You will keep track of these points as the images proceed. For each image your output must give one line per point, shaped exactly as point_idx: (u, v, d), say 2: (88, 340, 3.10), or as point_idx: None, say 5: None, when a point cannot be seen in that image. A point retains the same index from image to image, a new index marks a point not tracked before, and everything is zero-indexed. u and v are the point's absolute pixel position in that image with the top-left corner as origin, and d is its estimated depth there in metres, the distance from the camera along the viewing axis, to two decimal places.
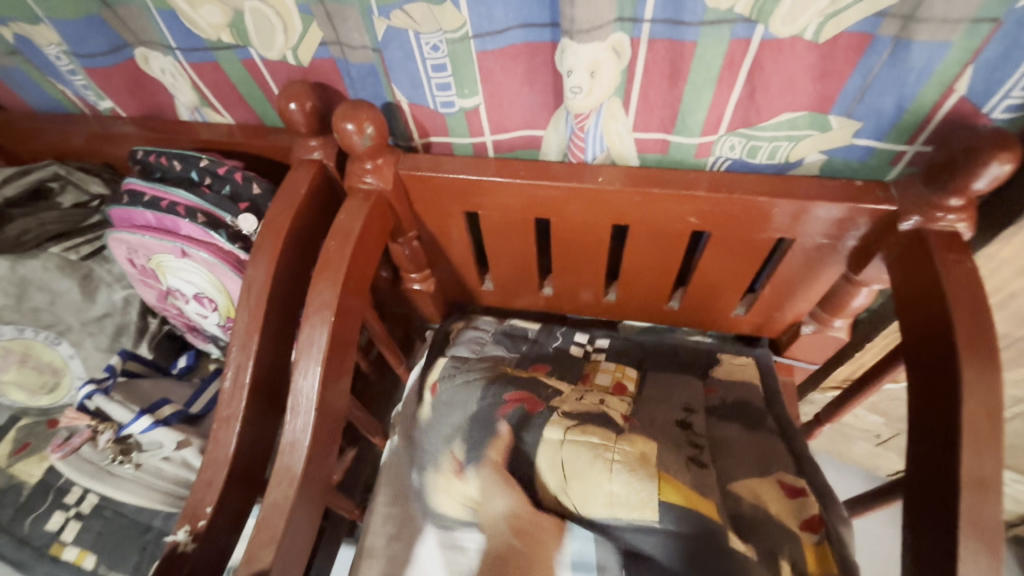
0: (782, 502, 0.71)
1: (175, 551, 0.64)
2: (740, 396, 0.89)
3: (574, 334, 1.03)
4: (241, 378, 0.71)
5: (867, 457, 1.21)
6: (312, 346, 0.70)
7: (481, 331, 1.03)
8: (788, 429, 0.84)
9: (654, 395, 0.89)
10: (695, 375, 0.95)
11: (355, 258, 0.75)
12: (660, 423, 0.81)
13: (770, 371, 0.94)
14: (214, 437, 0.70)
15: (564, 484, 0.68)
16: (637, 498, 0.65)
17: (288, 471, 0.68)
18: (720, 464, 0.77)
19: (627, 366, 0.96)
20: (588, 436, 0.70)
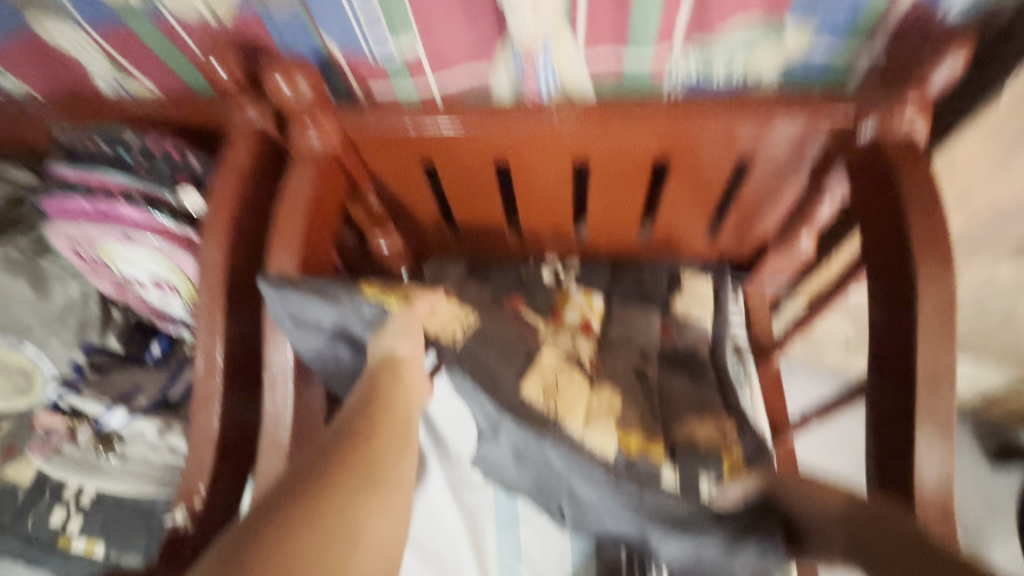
0: (708, 432, 0.76)
1: (176, 532, 0.67)
2: (697, 336, 0.92)
3: (539, 273, 1.00)
4: (213, 361, 0.70)
5: (838, 362, 1.26)
6: None
7: (452, 268, 1.02)
8: (723, 383, 0.86)
9: (618, 334, 0.90)
10: (657, 304, 0.95)
11: (312, 223, 0.73)
12: (620, 372, 0.82)
13: (722, 299, 0.97)
14: (195, 420, 0.70)
15: (547, 395, 0.70)
16: (604, 444, 0.70)
17: (274, 442, 0.69)
18: (666, 413, 0.79)
19: (594, 293, 0.97)
20: (574, 378, 0.75)
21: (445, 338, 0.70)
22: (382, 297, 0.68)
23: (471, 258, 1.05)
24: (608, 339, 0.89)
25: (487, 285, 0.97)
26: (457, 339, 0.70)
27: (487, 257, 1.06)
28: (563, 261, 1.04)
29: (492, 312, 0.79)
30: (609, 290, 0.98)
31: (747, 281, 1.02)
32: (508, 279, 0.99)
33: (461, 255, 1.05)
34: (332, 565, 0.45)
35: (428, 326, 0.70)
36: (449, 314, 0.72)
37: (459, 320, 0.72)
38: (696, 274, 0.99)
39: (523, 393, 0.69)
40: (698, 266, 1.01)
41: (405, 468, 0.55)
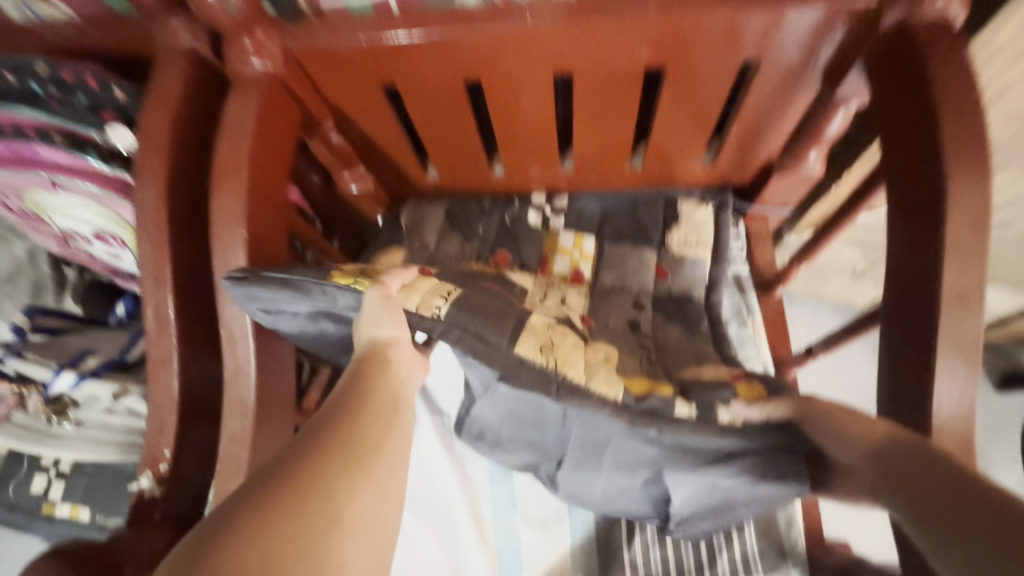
0: (717, 370, 0.69)
1: (143, 498, 0.63)
2: (691, 277, 0.86)
3: (526, 217, 0.94)
4: (165, 315, 0.63)
5: (844, 292, 1.21)
6: (230, 265, 0.63)
7: (433, 218, 0.95)
8: (714, 321, 0.82)
9: (610, 281, 0.87)
10: (652, 245, 0.89)
11: (258, 157, 0.65)
12: (613, 324, 0.81)
13: (721, 232, 0.89)
14: (153, 381, 0.64)
15: (543, 349, 0.61)
16: (609, 386, 0.60)
17: (240, 402, 0.63)
18: (665, 361, 0.76)
19: (585, 235, 0.92)
20: (568, 334, 0.66)
21: (427, 312, 0.60)
22: (355, 281, 0.60)
23: (454, 202, 0.97)
24: (598, 289, 0.86)
25: (472, 242, 0.92)
26: (441, 315, 0.59)
27: (469, 199, 0.97)
28: (551, 196, 0.96)
29: (473, 279, 0.69)
30: (600, 230, 0.92)
31: (750, 209, 0.94)
32: (494, 229, 0.94)
33: (444, 201, 0.97)
34: (310, 548, 0.39)
35: (406, 301, 0.60)
36: (429, 288, 0.62)
37: (440, 291, 0.62)
38: (694, 204, 0.92)
39: (516, 350, 0.60)
40: (697, 195, 0.94)
41: (395, 448, 0.50)
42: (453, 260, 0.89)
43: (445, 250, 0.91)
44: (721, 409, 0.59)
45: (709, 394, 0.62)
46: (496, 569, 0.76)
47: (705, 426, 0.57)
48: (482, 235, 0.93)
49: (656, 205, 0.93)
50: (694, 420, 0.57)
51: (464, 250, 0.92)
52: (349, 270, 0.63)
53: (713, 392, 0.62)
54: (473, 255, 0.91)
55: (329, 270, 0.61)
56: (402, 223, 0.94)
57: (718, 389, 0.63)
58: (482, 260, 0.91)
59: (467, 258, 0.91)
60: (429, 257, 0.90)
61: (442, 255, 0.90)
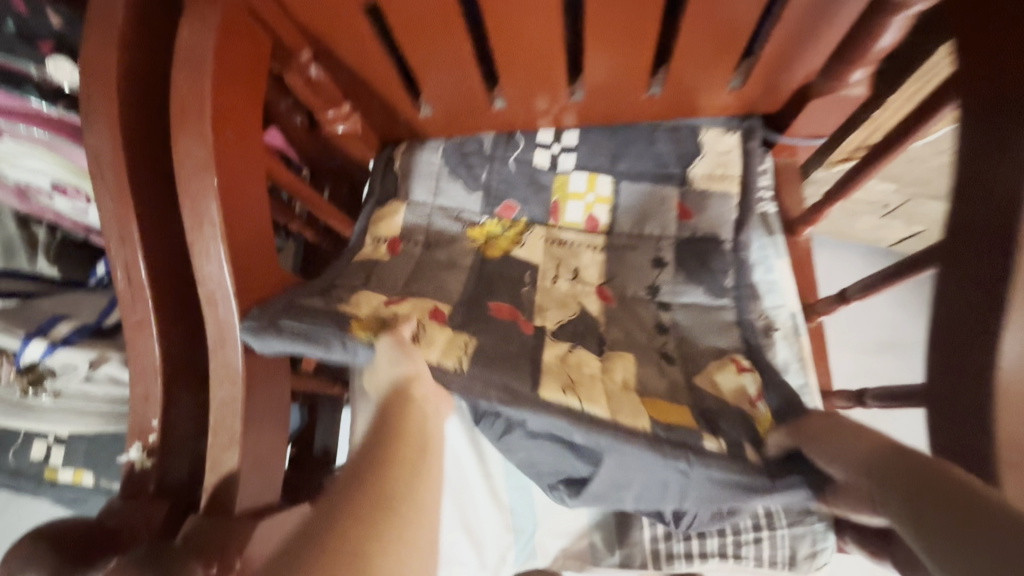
0: (733, 384, 0.67)
1: (134, 469, 0.58)
2: (717, 215, 0.81)
3: (533, 158, 0.86)
4: (137, 276, 0.57)
5: (870, 230, 1.14)
6: (202, 220, 0.56)
7: (428, 167, 0.87)
8: (740, 266, 0.78)
9: (628, 229, 0.82)
10: (673, 182, 0.83)
11: (221, 92, 0.56)
12: (630, 295, 0.77)
13: (750, 161, 0.83)
14: (133, 348, 0.59)
15: (569, 389, 0.61)
16: (637, 418, 0.60)
17: (228, 366, 0.58)
18: (685, 347, 0.73)
19: (599, 175, 0.84)
20: (586, 364, 0.67)
21: (449, 363, 0.61)
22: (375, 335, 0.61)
23: (452, 147, 0.87)
24: (615, 239, 0.82)
25: (475, 194, 0.85)
26: (462, 365, 0.61)
27: (469, 141, 0.88)
28: (558, 132, 0.87)
29: (485, 313, 0.71)
30: (613, 169, 0.84)
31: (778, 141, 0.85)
32: (498, 176, 0.86)
33: (442, 145, 0.88)
34: None
35: (430, 357, 0.61)
36: (444, 341, 0.64)
37: (457, 345, 0.64)
38: (719, 132, 0.84)
39: (543, 392, 0.60)
40: (722, 122, 0.85)
41: (425, 494, 0.53)
42: (452, 228, 0.83)
43: (443, 208, 0.85)
44: (747, 447, 0.60)
45: (725, 419, 0.63)
46: (509, 527, 0.74)
47: (743, 467, 0.57)
48: (486, 182, 0.85)
49: (676, 138, 0.84)
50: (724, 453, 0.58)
51: (468, 202, 0.85)
52: (367, 319, 0.64)
53: (729, 416, 0.64)
54: (474, 211, 0.84)
55: (348, 323, 0.62)
56: (395, 170, 0.87)
57: (734, 416, 0.64)
58: (483, 219, 0.84)
59: (466, 222, 0.84)
60: (427, 226, 0.83)
61: (441, 217, 0.84)
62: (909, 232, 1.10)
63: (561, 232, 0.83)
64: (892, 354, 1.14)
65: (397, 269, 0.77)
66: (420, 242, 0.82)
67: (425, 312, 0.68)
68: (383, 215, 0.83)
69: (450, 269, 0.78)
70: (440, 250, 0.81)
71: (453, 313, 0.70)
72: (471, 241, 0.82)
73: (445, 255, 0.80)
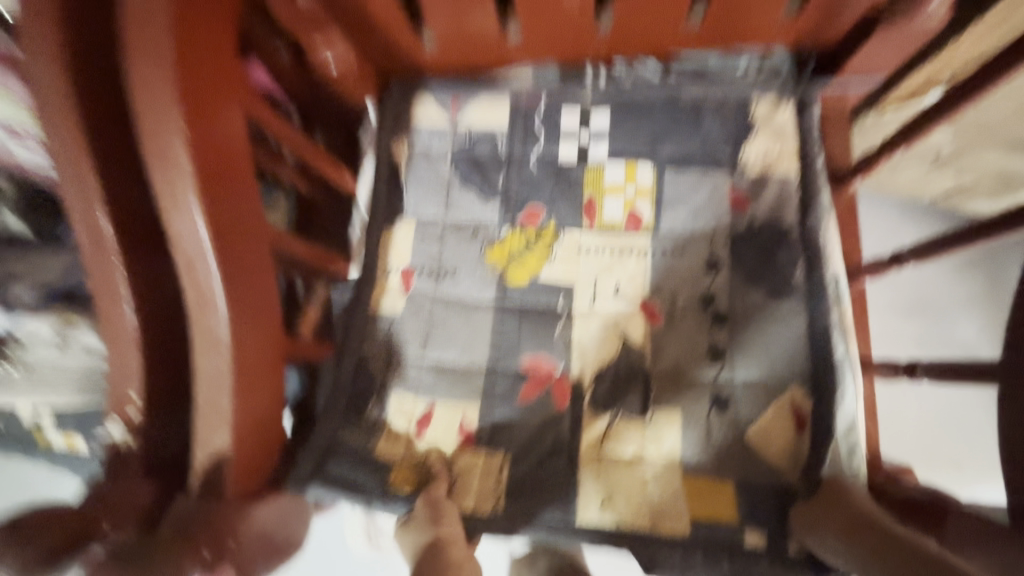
0: (784, 438, 0.69)
1: (118, 452, 0.54)
2: (777, 199, 0.74)
3: (558, 155, 0.80)
4: (102, 230, 0.49)
5: (915, 182, 1.04)
6: (171, 166, 0.48)
7: (440, 172, 0.82)
8: (811, 257, 0.72)
9: (679, 225, 0.76)
10: (722, 167, 0.76)
11: (185, 12, 0.48)
12: (681, 306, 0.74)
13: (808, 136, 0.75)
14: (106, 315, 0.52)
15: (604, 504, 0.68)
16: (677, 512, 0.66)
17: (211, 337, 0.51)
18: (739, 364, 0.71)
19: (639, 162, 0.78)
20: (623, 443, 0.71)
21: (485, 505, 0.69)
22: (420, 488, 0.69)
23: (463, 155, 0.82)
24: (661, 239, 0.76)
25: (492, 204, 0.80)
26: (501, 500, 0.69)
27: (482, 144, 0.82)
28: (586, 119, 0.81)
29: (513, 399, 0.74)
30: (653, 155, 0.78)
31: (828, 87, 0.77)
32: (518, 181, 0.80)
33: (450, 155, 0.82)
34: None
35: (463, 498, 0.69)
36: (479, 476, 0.71)
37: (491, 476, 0.71)
38: (772, 106, 0.77)
39: (579, 518, 0.67)
40: (762, 76, 0.78)
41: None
42: (468, 250, 0.79)
43: (456, 224, 0.80)
44: (789, 539, 0.64)
45: (764, 493, 0.67)
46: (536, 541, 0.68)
47: (782, 565, 0.63)
48: (504, 188, 0.80)
49: (724, 115, 0.78)
50: (764, 551, 0.63)
51: (486, 213, 0.80)
52: (408, 468, 0.71)
53: (769, 489, 0.67)
54: (492, 225, 0.80)
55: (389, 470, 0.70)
56: (405, 181, 0.82)
57: (779, 491, 0.67)
58: (505, 229, 0.79)
59: (484, 241, 0.79)
60: (439, 249, 0.80)
61: (455, 237, 0.80)
62: (957, 184, 1.00)
63: (596, 236, 0.78)
64: (920, 316, 1.13)
65: (418, 326, 0.77)
66: (435, 271, 0.79)
67: (456, 438, 0.73)
68: (398, 246, 0.80)
69: (472, 324, 0.77)
70: (459, 285, 0.78)
71: (482, 424, 0.73)
72: (489, 264, 0.78)
73: (463, 296, 0.78)
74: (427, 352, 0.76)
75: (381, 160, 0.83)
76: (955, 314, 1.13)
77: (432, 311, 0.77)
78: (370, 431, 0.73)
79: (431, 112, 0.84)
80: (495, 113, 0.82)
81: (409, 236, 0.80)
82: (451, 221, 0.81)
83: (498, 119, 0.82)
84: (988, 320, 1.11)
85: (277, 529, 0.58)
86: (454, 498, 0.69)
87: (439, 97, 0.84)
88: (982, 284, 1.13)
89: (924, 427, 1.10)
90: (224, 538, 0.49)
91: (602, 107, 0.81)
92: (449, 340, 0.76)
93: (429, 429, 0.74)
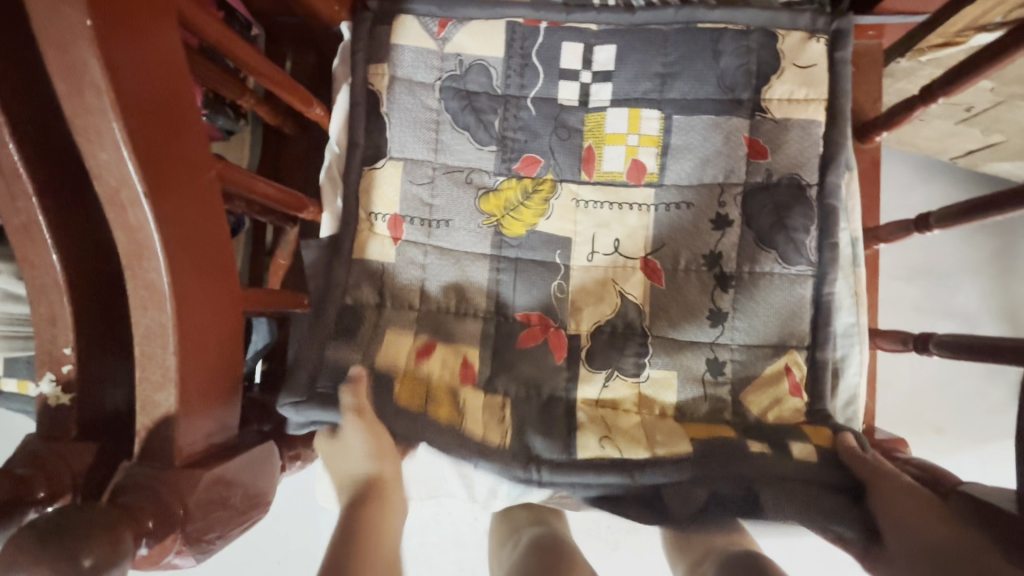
0: (784, 402, 0.65)
1: (47, 406, 0.47)
2: (801, 146, 0.67)
3: (557, 93, 0.71)
4: (9, 162, 0.41)
5: (937, 139, 0.97)
6: (81, 83, 0.39)
7: (426, 98, 0.71)
8: (826, 220, 0.65)
9: (684, 178, 0.69)
10: (742, 110, 0.68)
11: None
12: (684, 264, 0.68)
13: (839, 75, 0.67)
14: (24, 258, 0.45)
15: (604, 441, 0.63)
16: (677, 441, 0.62)
17: (150, 288, 0.45)
18: (741, 326, 0.66)
19: (645, 108, 0.70)
20: (619, 401, 0.68)
21: (493, 438, 0.62)
22: (427, 407, 0.64)
23: (452, 88, 0.71)
24: (666, 191, 0.69)
25: (488, 149, 0.71)
26: (507, 438, 0.63)
27: (474, 76, 0.72)
28: (590, 50, 0.71)
29: (506, 353, 0.69)
30: (663, 97, 0.70)
31: (862, 22, 0.71)
32: (515, 122, 0.71)
33: (437, 86, 0.71)
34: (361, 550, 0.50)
35: (471, 424, 0.63)
36: (484, 409, 0.65)
37: (494, 412, 0.65)
38: (801, 39, 0.68)
39: (580, 452, 0.62)
40: (795, 9, 0.68)
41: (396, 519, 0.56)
42: (462, 197, 0.71)
43: (449, 167, 0.71)
44: (793, 442, 0.61)
45: None
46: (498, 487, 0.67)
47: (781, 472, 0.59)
48: (500, 133, 0.71)
49: (744, 47, 0.68)
50: (766, 458, 0.60)
51: (481, 158, 0.71)
52: (410, 383, 0.65)
53: None
54: (488, 170, 0.71)
55: (393, 381, 0.65)
56: (384, 114, 0.71)
57: (785, 431, 0.63)
58: (500, 179, 0.71)
59: (478, 189, 0.71)
60: (430, 193, 0.71)
61: (448, 182, 0.71)
62: (983, 144, 0.94)
63: (596, 191, 0.71)
64: (924, 281, 1.09)
65: (410, 278, 0.70)
66: (426, 221, 0.70)
67: (455, 372, 0.67)
68: (377, 182, 0.70)
69: (468, 277, 0.70)
70: (453, 235, 0.71)
71: (483, 367, 0.68)
72: (485, 216, 0.71)
73: (458, 245, 0.71)
74: (420, 304, 0.70)
75: (356, 86, 0.70)
76: (959, 280, 1.09)
77: (425, 262, 0.70)
78: (365, 353, 0.66)
79: (414, 36, 0.71)
80: (488, 39, 0.71)
81: (393, 170, 0.71)
82: (444, 154, 0.71)
83: (492, 49, 0.71)
84: (990, 287, 1.08)
85: (237, 489, 0.52)
86: (461, 423, 0.62)
87: (423, 21, 0.72)
88: (990, 250, 1.09)
89: (915, 392, 1.09)
90: (171, 505, 0.45)
91: (609, 38, 0.71)
92: (438, 291, 0.70)
93: (428, 359, 0.67)
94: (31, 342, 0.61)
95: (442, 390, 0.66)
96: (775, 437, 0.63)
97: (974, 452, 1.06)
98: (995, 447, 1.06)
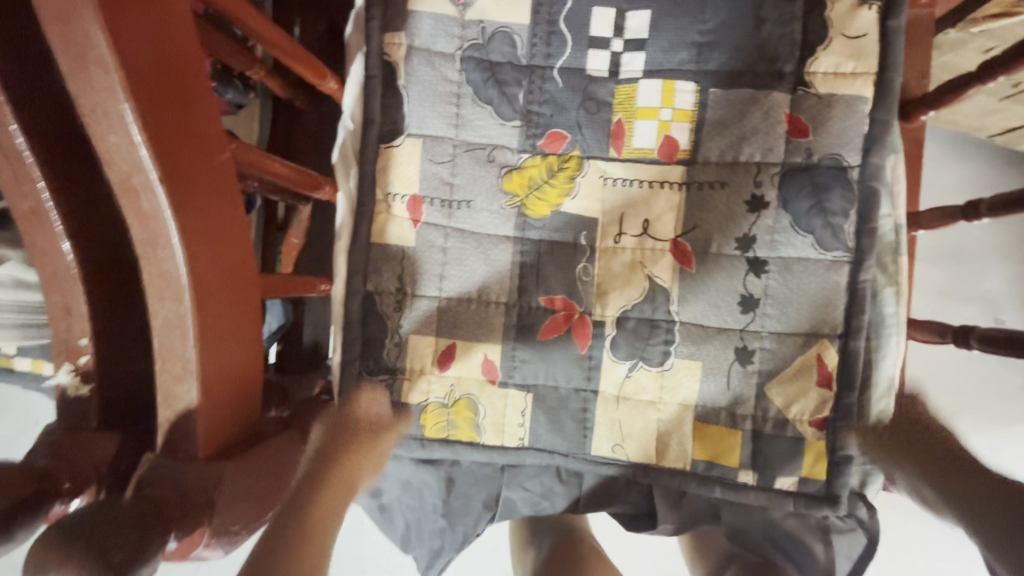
0: (809, 400, 0.64)
1: (65, 398, 0.46)
2: (844, 124, 0.63)
3: (586, 61, 0.67)
4: (12, 143, 0.39)
5: (976, 115, 0.93)
6: (87, 57, 0.36)
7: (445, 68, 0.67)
8: (866, 203, 0.62)
9: (718, 155, 0.66)
10: (783, 84, 0.64)
11: None
12: (715, 252, 0.66)
13: (890, 46, 0.62)
14: (32, 244, 0.42)
15: (616, 447, 0.67)
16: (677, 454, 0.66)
17: (165, 278, 0.43)
18: (772, 313, 0.64)
19: (679, 80, 0.66)
20: (642, 391, 0.67)
21: (512, 442, 0.68)
22: (449, 434, 0.68)
23: (473, 58, 0.67)
24: (698, 169, 0.66)
25: (511, 125, 0.68)
26: (524, 441, 0.68)
27: (496, 45, 0.67)
28: (622, 15, 0.67)
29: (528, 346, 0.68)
30: (698, 68, 0.66)
31: None
32: (541, 94, 0.68)
33: (458, 56, 0.67)
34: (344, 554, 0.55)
35: (490, 438, 0.68)
36: (501, 412, 0.68)
37: (512, 416, 0.68)
38: (850, 7, 0.63)
39: (592, 452, 0.68)
40: None
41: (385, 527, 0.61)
42: (484, 177, 0.68)
43: (469, 145, 0.68)
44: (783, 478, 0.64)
45: (778, 444, 0.64)
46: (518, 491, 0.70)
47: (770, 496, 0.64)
48: (524, 107, 0.68)
49: (789, 15, 0.64)
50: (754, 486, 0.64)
51: (502, 134, 0.68)
52: (434, 412, 0.68)
53: (786, 442, 0.64)
54: (510, 147, 0.68)
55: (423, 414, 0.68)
56: (402, 88, 0.67)
57: (791, 442, 0.64)
58: (524, 157, 0.68)
59: (501, 167, 0.68)
60: (450, 173, 0.68)
61: (468, 160, 0.68)
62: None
63: (625, 168, 0.67)
64: (949, 265, 1.06)
65: (433, 262, 0.68)
66: (446, 202, 0.68)
67: (477, 372, 0.68)
68: (397, 162, 0.67)
69: (490, 260, 0.68)
70: (474, 217, 0.68)
71: (503, 361, 0.68)
72: (508, 197, 0.68)
73: (479, 228, 0.68)
74: (441, 289, 0.68)
75: (371, 57, 0.66)
76: (987, 264, 1.06)
77: (445, 244, 0.68)
78: (390, 378, 0.68)
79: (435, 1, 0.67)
80: (514, 3, 0.67)
81: (411, 147, 0.67)
82: (464, 128, 0.68)
83: (517, 14, 0.67)
84: (1017, 272, 1.05)
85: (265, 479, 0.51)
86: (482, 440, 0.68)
87: None
88: (1019, 234, 1.05)
89: (931, 376, 1.08)
90: (192, 504, 0.44)
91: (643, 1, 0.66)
92: (463, 275, 0.68)
93: (451, 365, 0.68)
94: (45, 330, 0.60)
95: (463, 406, 0.68)
96: (776, 464, 0.64)
97: (988, 436, 1.06)
98: (1014, 432, 1.06)
